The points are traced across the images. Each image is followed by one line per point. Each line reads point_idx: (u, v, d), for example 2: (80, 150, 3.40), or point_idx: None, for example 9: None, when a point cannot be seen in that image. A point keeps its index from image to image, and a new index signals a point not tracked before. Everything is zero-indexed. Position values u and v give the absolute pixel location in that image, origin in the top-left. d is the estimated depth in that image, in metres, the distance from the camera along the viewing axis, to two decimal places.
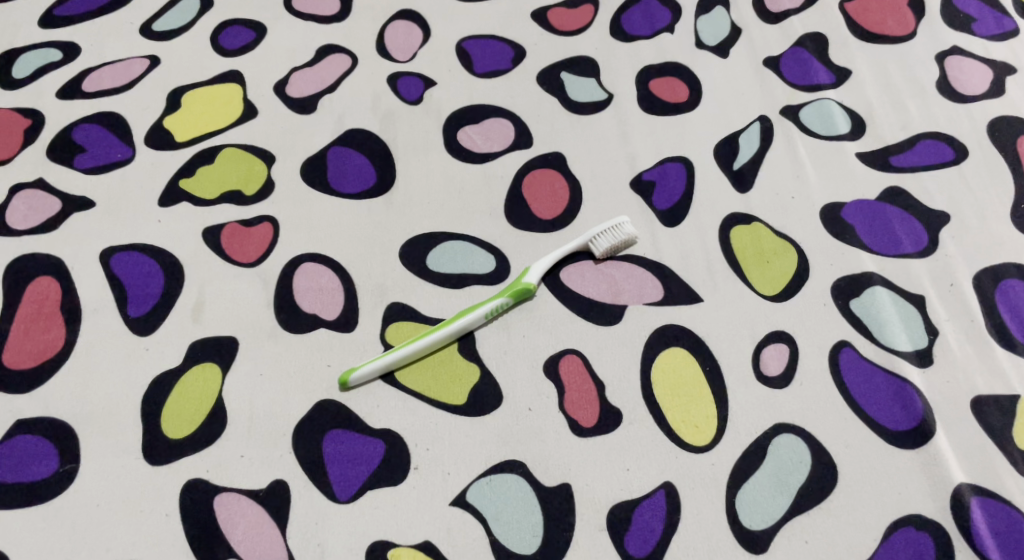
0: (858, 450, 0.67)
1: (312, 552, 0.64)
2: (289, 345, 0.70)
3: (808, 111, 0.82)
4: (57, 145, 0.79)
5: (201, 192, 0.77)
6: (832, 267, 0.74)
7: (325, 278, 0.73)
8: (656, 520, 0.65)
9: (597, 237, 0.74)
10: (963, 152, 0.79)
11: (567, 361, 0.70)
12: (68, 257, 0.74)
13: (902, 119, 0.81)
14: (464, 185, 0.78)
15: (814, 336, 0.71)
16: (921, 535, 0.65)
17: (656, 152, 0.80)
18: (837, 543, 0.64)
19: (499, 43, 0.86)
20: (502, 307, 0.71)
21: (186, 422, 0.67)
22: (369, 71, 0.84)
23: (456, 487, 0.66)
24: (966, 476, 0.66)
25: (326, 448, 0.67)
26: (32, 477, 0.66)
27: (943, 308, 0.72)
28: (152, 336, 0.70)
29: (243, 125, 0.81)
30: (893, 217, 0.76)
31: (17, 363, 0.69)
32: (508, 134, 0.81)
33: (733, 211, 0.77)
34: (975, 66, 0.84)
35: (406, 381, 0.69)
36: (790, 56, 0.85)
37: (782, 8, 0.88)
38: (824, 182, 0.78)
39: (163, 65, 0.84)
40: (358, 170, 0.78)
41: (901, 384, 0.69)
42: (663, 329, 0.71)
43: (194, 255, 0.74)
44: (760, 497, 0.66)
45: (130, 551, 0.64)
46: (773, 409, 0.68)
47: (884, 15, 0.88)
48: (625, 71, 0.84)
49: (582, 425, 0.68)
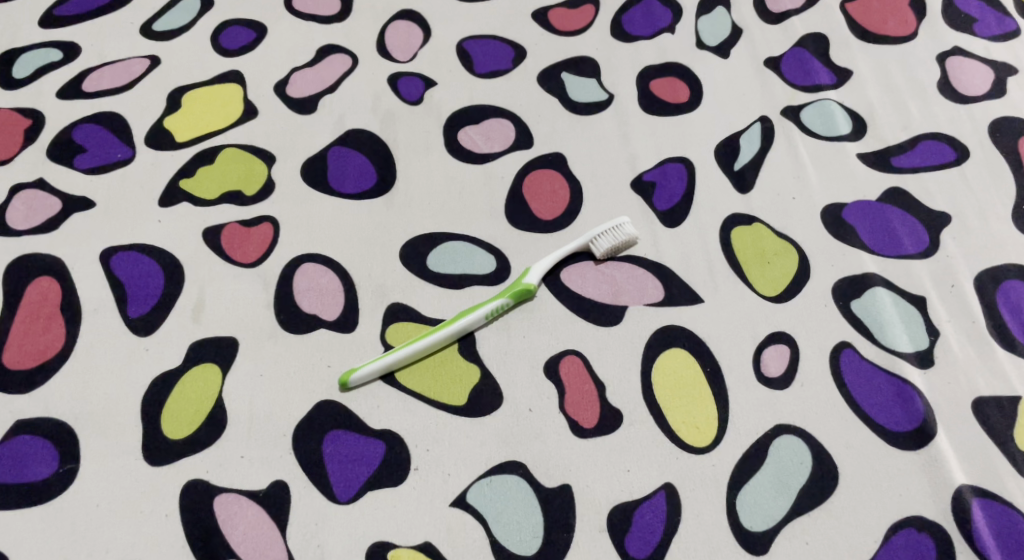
0: (859, 451, 0.67)
1: (312, 553, 0.64)
2: (289, 345, 0.70)
3: (809, 111, 0.82)
4: (57, 145, 0.79)
5: (201, 192, 0.77)
6: (833, 267, 0.74)
7: (325, 279, 0.73)
8: (656, 521, 0.65)
9: (598, 238, 0.74)
10: (965, 152, 0.79)
11: (568, 362, 0.70)
12: (68, 257, 0.73)
13: (904, 120, 0.81)
14: (464, 185, 0.78)
15: (815, 337, 0.71)
16: (922, 536, 0.65)
17: (657, 152, 0.80)
18: (838, 544, 0.64)
19: (500, 44, 0.86)
20: (502, 308, 0.71)
21: (185, 423, 0.67)
22: (370, 71, 0.84)
23: (457, 487, 0.66)
24: (967, 477, 0.66)
25: (326, 449, 0.67)
26: (31, 477, 0.65)
27: (944, 308, 0.72)
28: (152, 336, 0.70)
29: (243, 126, 0.80)
30: (894, 217, 0.76)
31: (17, 363, 0.69)
32: (508, 134, 0.81)
33: (734, 212, 0.77)
34: (976, 67, 0.84)
35: (406, 381, 0.69)
36: (791, 56, 0.85)
37: (783, 8, 0.88)
38: (825, 182, 0.78)
39: (163, 65, 0.84)
40: (358, 170, 0.78)
41: (902, 385, 0.69)
42: (664, 330, 0.71)
43: (194, 255, 0.74)
44: (761, 498, 0.66)
45: (130, 551, 0.64)
46: (774, 410, 0.68)
47: (886, 16, 0.88)
48: (626, 72, 0.84)
49: (582, 425, 0.68)
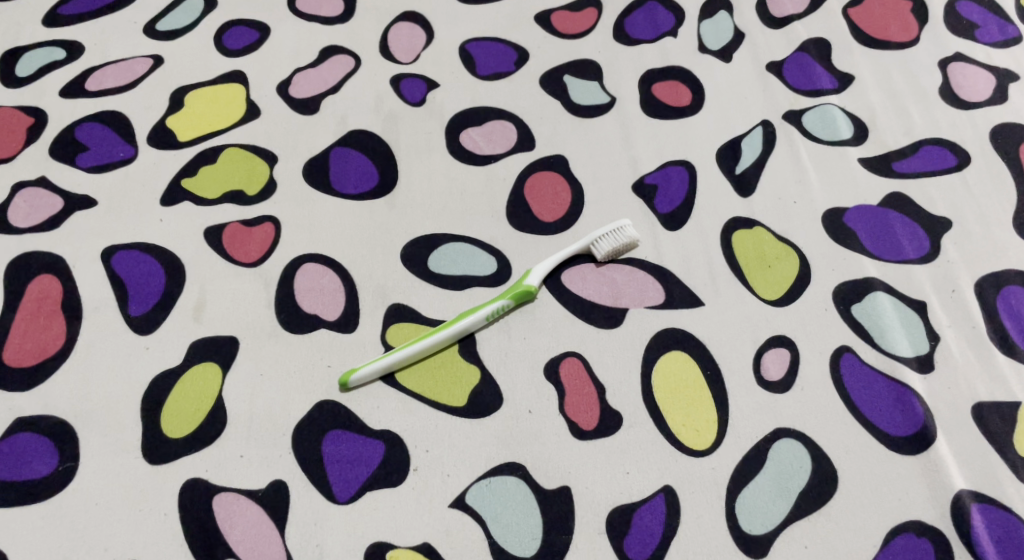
0: (859, 455, 0.67)
1: (311, 552, 0.64)
2: (289, 344, 0.70)
3: (811, 115, 0.82)
4: (59, 144, 0.79)
5: (202, 192, 0.77)
6: (834, 272, 0.74)
7: (326, 279, 0.73)
8: (655, 524, 0.65)
9: (599, 240, 0.74)
10: (966, 158, 0.79)
11: (567, 364, 0.70)
12: (70, 256, 0.74)
13: (905, 125, 0.81)
14: (466, 186, 0.78)
15: (815, 341, 0.71)
16: (921, 541, 0.64)
17: (658, 155, 0.80)
18: (837, 548, 0.64)
19: (503, 46, 0.86)
20: (503, 309, 0.71)
21: (185, 422, 0.67)
22: (372, 72, 0.84)
23: (456, 488, 0.66)
24: (967, 483, 0.66)
25: (325, 448, 0.67)
26: (31, 475, 0.65)
27: (944, 314, 0.72)
28: (152, 335, 0.70)
29: (246, 126, 0.81)
30: (895, 222, 0.76)
31: (18, 361, 0.69)
32: (510, 135, 0.81)
33: (735, 215, 0.77)
34: (977, 73, 0.84)
35: (407, 382, 0.69)
36: (793, 60, 0.85)
37: (786, 13, 0.88)
38: (826, 186, 0.78)
39: (166, 65, 0.84)
40: (360, 170, 0.78)
41: (901, 390, 0.69)
42: (664, 332, 0.71)
43: (194, 254, 0.74)
44: (761, 502, 0.66)
45: (129, 549, 0.64)
46: (773, 413, 0.68)
47: (888, 21, 0.88)
48: (628, 76, 0.84)
49: (582, 427, 0.68)
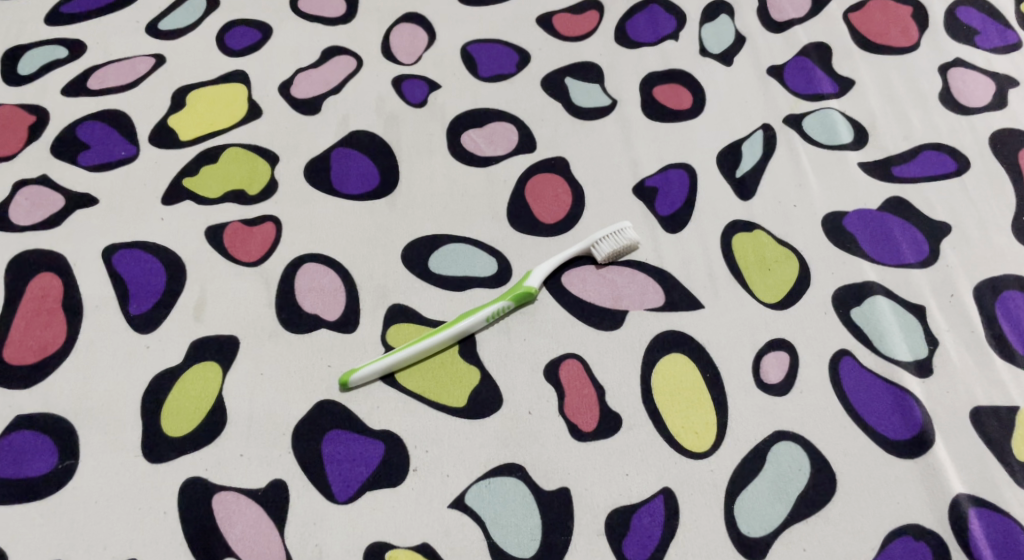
0: (857, 458, 0.67)
1: (311, 552, 0.64)
2: (289, 344, 0.70)
3: (810, 119, 0.82)
4: (60, 142, 0.79)
5: (204, 190, 0.77)
6: (833, 275, 0.74)
7: (327, 279, 0.73)
8: (654, 525, 0.65)
9: (599, 242, 0.74)
10: (965, 163, 0.80)
11: (567, 366, 0.70)
12: (70, 253, 0.74)
13: (905, 129, 0.82)
14: (467, 187, 0.78)
15: (815, 345, 0.71)
16: (918, 544, 0.65)
17: (659, 158, 0.80)
18: (836, 552, 0.65)
19: (504, 48, 0.86)
20: (503, 311, 0.71)
21: (185, 420, 0.67)
22: (374, 73, 0.84)
23: (456, 488, 0.66)
24: (965, 487, 0.66)
25: (326, 448, 0.67)
26: (30, 472, 0.66)
27: (943, 318, 0.72)
28: (153, 333, 0.70)
29: (247, 125, 0.81)
30: (894, 226, 0.77)
31: (18, 359, 0.69)
32: (512, 137, 0.81)
33: (736, 219, 0.77)
34: (976, 78, 0.85)
35: (406, 382, 0.69)
36: (794, 64, 0.85)
37: (787, 16, 0.89)
38: (827, 191, 0.78)
39: (169, 64, 0.84)
40: (361, 170, 0.79)
41: (900, 394, 0.69)
42: (664, 335, 0.72)
43: (195, 254, 0.74)
44: (759, 504, 0.66)
45: (128, 547, 0.64)
46: (772, 416, 0.69)
47: (889, 26, 0.88)
48: (630, 78, 0.85)
49: (582, 429, 0.68)
